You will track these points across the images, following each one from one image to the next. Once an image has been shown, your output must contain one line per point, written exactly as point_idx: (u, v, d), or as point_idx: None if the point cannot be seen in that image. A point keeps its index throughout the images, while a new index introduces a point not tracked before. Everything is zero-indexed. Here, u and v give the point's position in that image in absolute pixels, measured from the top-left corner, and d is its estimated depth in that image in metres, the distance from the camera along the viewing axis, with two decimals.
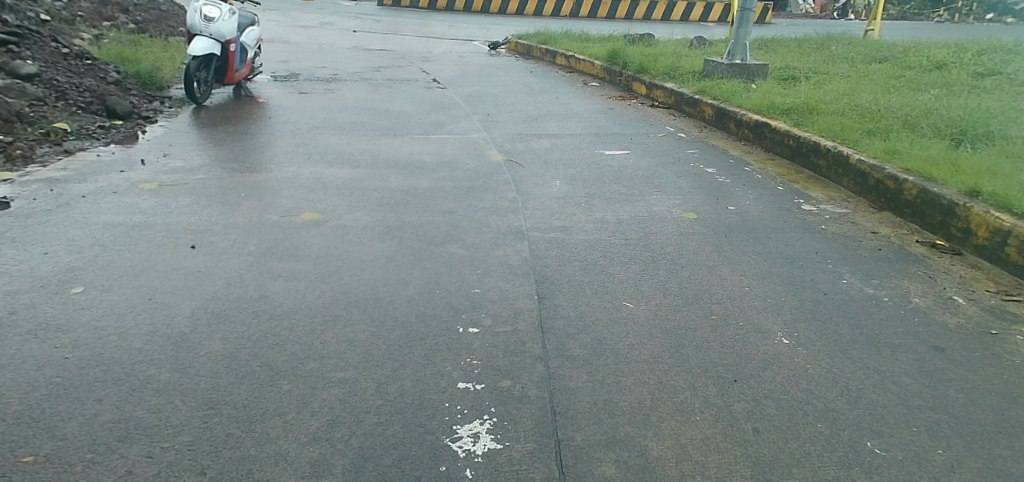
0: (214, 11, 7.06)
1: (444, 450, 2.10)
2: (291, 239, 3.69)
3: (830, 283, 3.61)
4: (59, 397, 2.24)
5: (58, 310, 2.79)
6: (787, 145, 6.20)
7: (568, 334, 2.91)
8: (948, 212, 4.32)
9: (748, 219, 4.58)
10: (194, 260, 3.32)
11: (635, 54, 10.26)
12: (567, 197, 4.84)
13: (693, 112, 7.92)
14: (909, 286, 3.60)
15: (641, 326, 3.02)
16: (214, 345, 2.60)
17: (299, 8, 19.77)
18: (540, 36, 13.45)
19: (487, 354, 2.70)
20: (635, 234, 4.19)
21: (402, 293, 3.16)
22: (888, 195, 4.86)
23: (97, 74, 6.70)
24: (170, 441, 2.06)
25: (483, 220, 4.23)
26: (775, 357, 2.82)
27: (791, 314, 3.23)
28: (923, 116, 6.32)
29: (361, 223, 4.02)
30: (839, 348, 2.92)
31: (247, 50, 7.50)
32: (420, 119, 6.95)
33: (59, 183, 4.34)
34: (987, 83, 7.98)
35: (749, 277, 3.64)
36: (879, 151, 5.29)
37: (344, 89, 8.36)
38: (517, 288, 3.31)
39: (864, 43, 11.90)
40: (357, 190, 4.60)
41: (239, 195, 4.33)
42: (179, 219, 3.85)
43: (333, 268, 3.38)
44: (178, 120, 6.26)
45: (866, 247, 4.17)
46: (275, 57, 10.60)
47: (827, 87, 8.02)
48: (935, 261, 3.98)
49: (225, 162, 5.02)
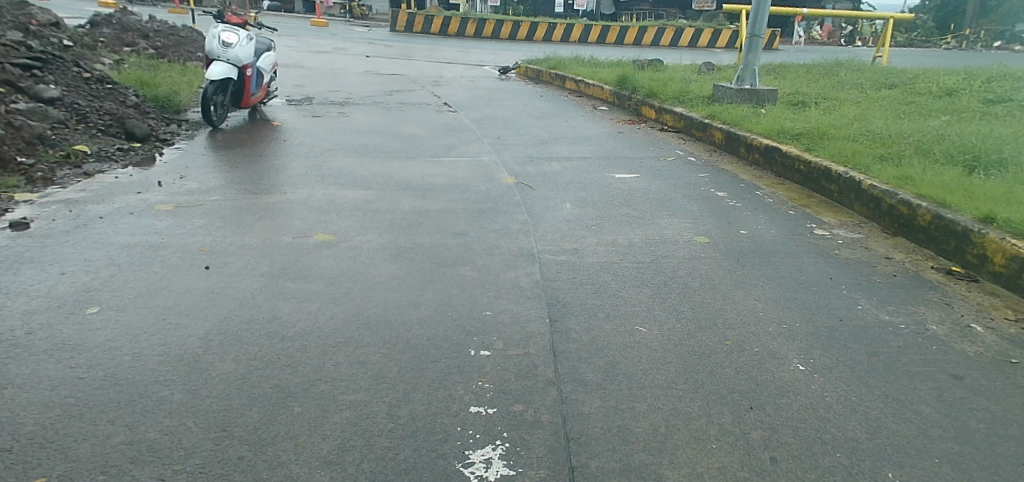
0: (231, 37, 7.16)
1: (456, 476, 2.08)
2: (303, 260, 3.70)
3: (846, 308, 3.58)
4: (74, 418, 2.23)
5: (73, 329, 2.79)
6: (798, 169, 6.20)
7: (580, 358, 2.89)
8: (963, 238, 4.29)
9: (760, 244, 4.56)
10: (208, 281, 3.33)
11: (645, 79, 10.32)
12: (578, 220, 4.84)
13: (702, 136, 7.94)
14: (927, 313, 3.56)
15: (653, 350, 3.01)
16: (226, 367, 2.59)
17: (315, 33, 20.12)
18: (550, 60, 13.58)
19: (499, 377, 2.68)
20: (647, 257, 4.18)
21: (413, 315, 3.16)
22: (901, 220, 4.84)
23: (116, 97, 6.78)
24: (182, 463, 2.05)
25: (494, 242, 4.24)
26: (792, 384, 2.79)
27: (806, 340, 3.19)
28: (935, 142, 6.31)
29: (374, 244, 4.03)
30: (855, 376, 2.88)
31: (263, 74, 7.59)
32: (432, 142, 6.99)
33: (78, 204, 4.38)
34: (999, 110, 7.98)
35: (762, 302, 3.62)
36: (891, 177, 5.27)
37: (356, 112, 8.45)
38: (528, 311, 3.30)
39: (872, 69, 11.94)
40: (370, 212, 4.62)
41: (254, 216, 4.36)
42: (194, 240, 3.87)
43: (345, 289, 3.38)
44: (195, 143, 6.33)
45: (881, 272, 4.15)
46: (288, 81, 10.75)
47: (837, 112, 8.05)
48: (952, 288, 3.94)
49: (239, 184, 5.06)
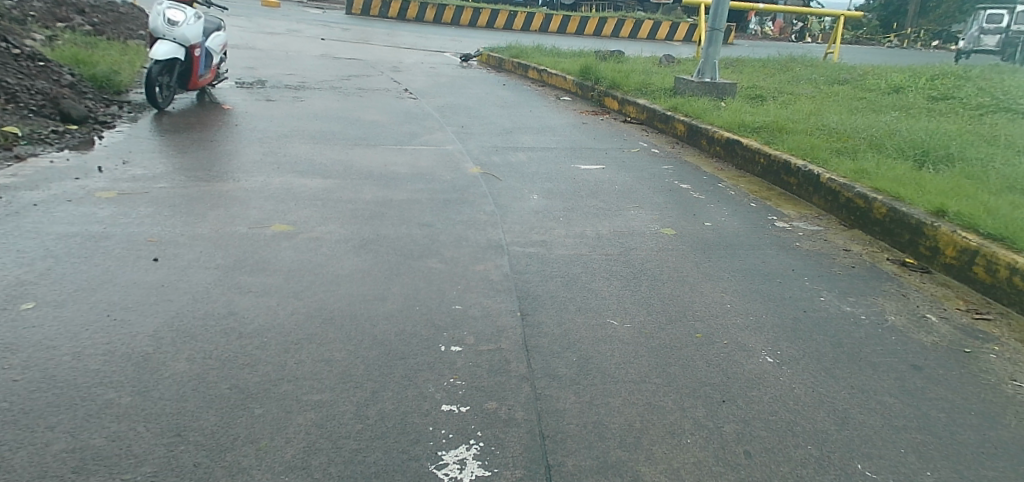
0: (178, 15, 6.77)
1: (429, 478, 1.99)
2: (261, 252, 3.53)
3: (810, 300, 3.61)
4: (8, 425, 2.05)
5: (6, 328, 2.58)
6: (758, 162, 6.27)
7: (553, 353, 2.82)
8: (916, 230, 4.38)
9: (725, 236, 4.58)
10: (157, 274, 3.13)
11: (607, 70, 10.32)
12: (546, 211, 4.77)
13: (664, 128, 7.97)
14: (885, 304, 3.61)
15: (626, 344, 2.96)
16: (179, 366, 2.42)
17: (266, 14, 19.51)
18: (512, 49, 13.45)
19: (471, 373, 2.60)
20: (615, 250, 4.15)
21: (380, 310, 3.04)
22: (858, 213, 4.93)
23: (50, 76, 6.38)
24: (131, 472, 1.90)
25: (462, 234, 4.14)
26: (762, 376, 2.78)
27: (774, 332, 3.19)
28: (887, 137, 6.46)
29: (335, 235, 3.89)
30: (823, 367, 2.89)
31: (212, 55, 7.28)
32: (394, 129, 6.82)
33: (9, 190, 4.09)
34: (944, 107, 8.23)
35: (730, 294, 3.62)
36: (848, 171, 5.37)
37: (313, 97, 8.20)
38: (499, 305, 3.22)
39: (825, 65, 12.17)
40: (330, 201, 4.46)
41: (204, 205, 4.15)
42: (139, 230, 3.65)
43: (306, 283, 3.24)
44: (139, 126, 6.02)
45: (840, 264, 4.21)
46: (240, 63, 10.37)
47: (793, 106, 8.18)
48: (906, 279, 4.02)
49: (189, 170, 4.83)
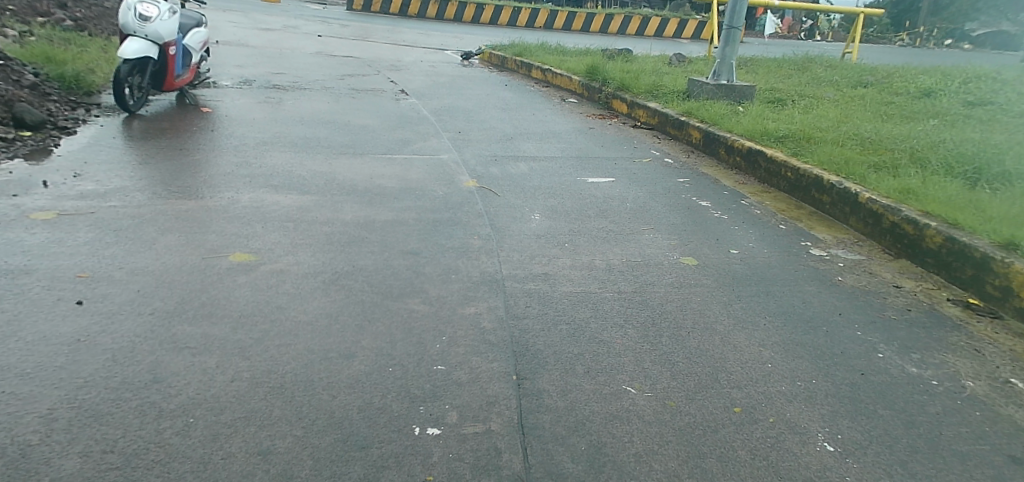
0: (151, 9, 6.19)
1: None
2: (210, 291, 2.97)
3: (865, 357, 3.01)
4: None
5: None
6: (784, 176, 5.67)
7: (557, 439, 2.23)
8: (981, 266, 3.78)
9: (755, 267, 3.99)
10: (75, 325, 2.57)
11: (616, 71, 9.71)
12: (549, 235, 4.18)
13: (678, 134, 7.36)
14: (957, 364, 3.01)
15: (647, 425, 2.37)
16: (66, 466, 1.86)
17: (266, 9, 18.98)
18: (516, 46, 12.85)
19: (451, 472, 2.02)
20: (629, 286, 3.56)
21: (343, 373, 2.47)
22: (907, 240, 4.33)
23: (11, 76, 5.81)
24: None
25: (451, 264, 3.57)
26: (821, 474, 2.18)
27: (827, 404, 2.61)
28: (929, 149, 5.83)
29: (302, 267, 3.32)
30: (895, 460, 2.29)
31: (190, 54, 6.72)
32: (385, 135, 6.25)
33: None
34: (982, 114, 7.60)
35: (769, 347, 3.03)
36: (891, 190, 4.77)
37: (302, 98, 7.63)
38: (490, 365, 2.64)
39: (844, 65, 11.52)
40: (302, 223, 3.89)
41: (155, 228, 3.59)
42: (69, 262, 3.09)
43: (258, 334, 2.67)
44: (104, 132, 5.47)
45: (893, 306, 3.60)
46: (231, 60, 9.82)
47: (818, 112, 7.57)
48: (976, 328, 3.41)
49: (147, 184, 4.28)
